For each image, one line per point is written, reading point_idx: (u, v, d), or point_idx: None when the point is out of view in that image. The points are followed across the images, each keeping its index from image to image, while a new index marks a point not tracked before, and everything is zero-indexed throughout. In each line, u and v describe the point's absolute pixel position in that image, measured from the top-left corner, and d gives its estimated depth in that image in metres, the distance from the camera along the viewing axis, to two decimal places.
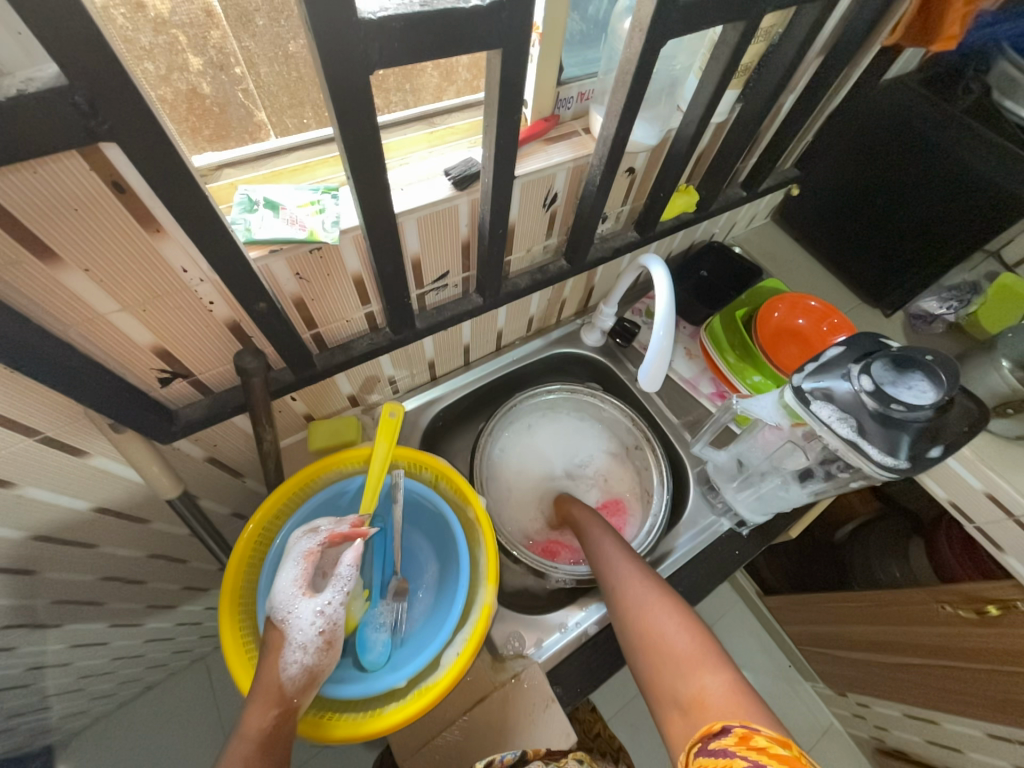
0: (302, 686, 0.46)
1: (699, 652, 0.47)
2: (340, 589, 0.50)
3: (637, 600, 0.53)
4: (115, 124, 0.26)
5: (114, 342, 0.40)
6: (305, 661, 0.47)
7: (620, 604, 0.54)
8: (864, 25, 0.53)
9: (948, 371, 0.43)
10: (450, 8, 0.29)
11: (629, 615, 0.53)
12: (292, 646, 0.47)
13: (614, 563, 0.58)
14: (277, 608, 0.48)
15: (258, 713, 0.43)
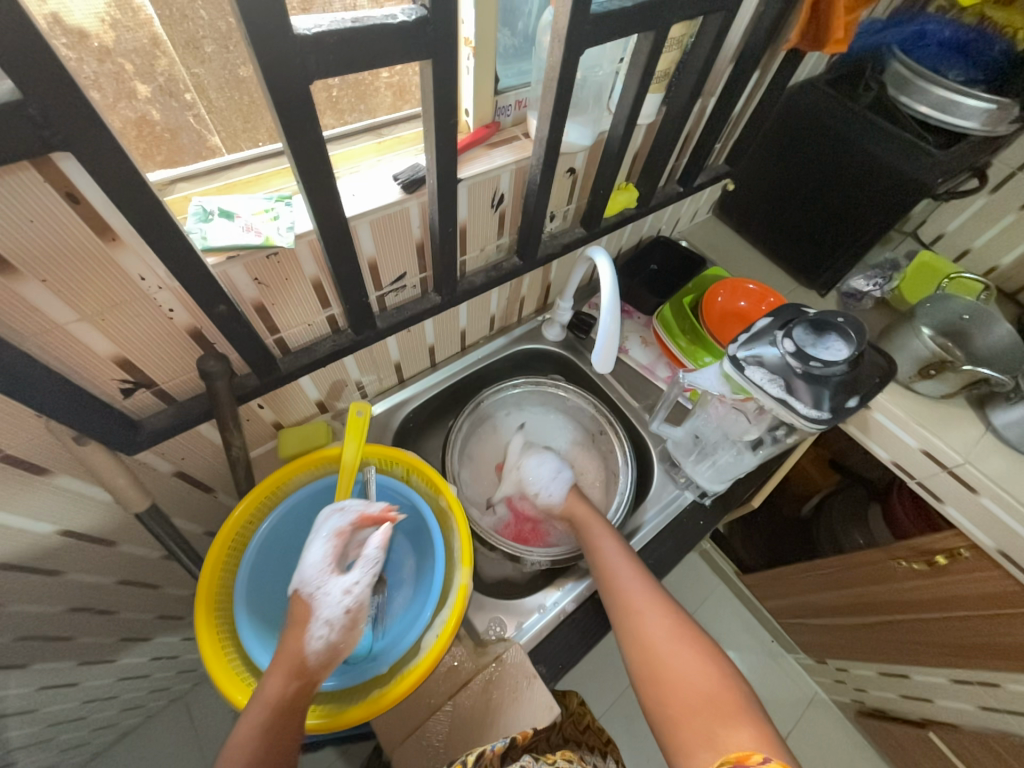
0: (323, 660, 0.48)
1: (731, 695, 0.48)
2: (365, 572, 0.51)
3: (667, 636, 0.53)
4: (67, 135, 0.28)
5: (75, 354, 0.41)
6: (327, 636, 0.49)
7: (644, 638, 0.54)
8: (765, 32, 0.59)
9: (858, 330, 0.49)
10: (379, 24, 0.33)
11: (656, 651, 0.53)
12: (318, 620, 0.49)
13: (638, 592, 0.57)
14: (306, 583, 0.51)
15: (280, 682, 0.46)
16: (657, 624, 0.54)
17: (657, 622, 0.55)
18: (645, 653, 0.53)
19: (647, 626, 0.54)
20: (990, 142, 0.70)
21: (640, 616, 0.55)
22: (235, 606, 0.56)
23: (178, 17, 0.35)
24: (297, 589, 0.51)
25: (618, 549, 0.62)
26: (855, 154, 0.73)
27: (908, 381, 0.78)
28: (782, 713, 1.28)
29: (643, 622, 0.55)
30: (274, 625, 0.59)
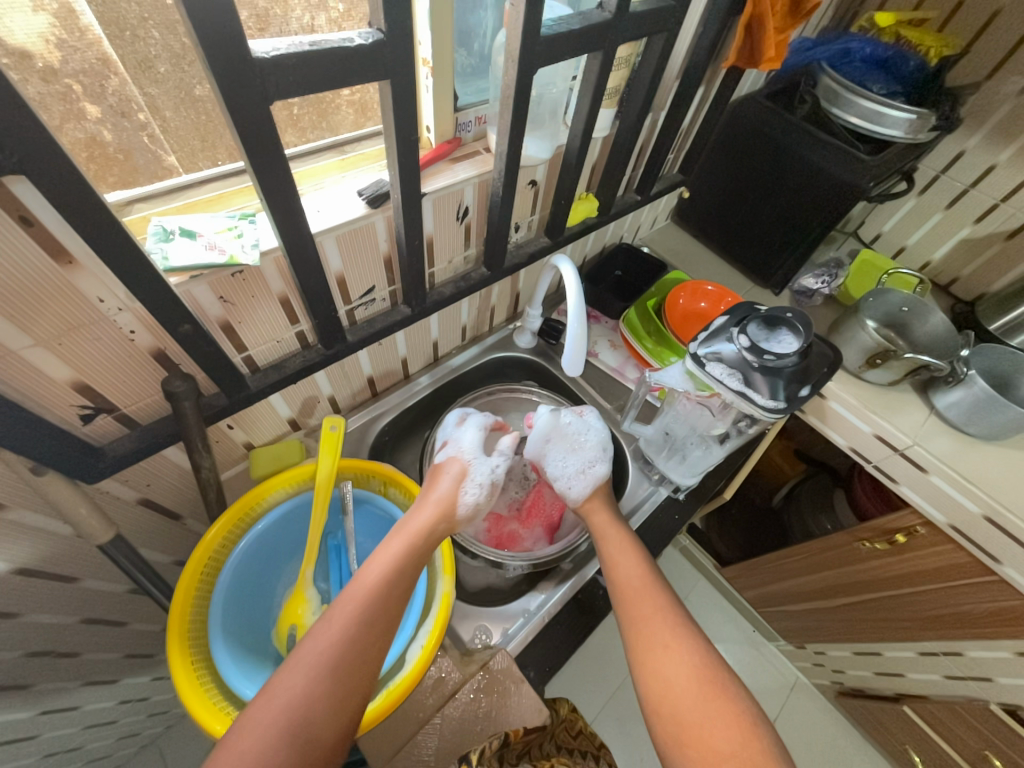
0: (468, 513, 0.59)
1: (754, 747, 0.45)
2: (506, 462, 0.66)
3: (689, 673, 0.49)
4: (22, 156, 0.28)
5: (28, 380, 0.39)
6: (477, 493, 0.60)
7: (664, 674, 0.50)
8: (705, 52, 0.64)
9: (804, 324, 0.53)
10: (337, 46, 0.34)
11: (677, 690, 0.48)
12: (472, 478, 0.61)
13: (659, 620, 0.53)
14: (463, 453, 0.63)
15: (437, 517, 0.56)
16: (679, 658, 0.50)
17: (681, 656, 0.50)
18: (665, 692, 0.49)
19: (669, 661, 0.50)
20: (914, 149, 0.76)
21: (660, 648, 0.51)
22: (210, 635, 0.54)
23: (129, 38, 0.36)
24: (448, 458, 0.63)
25: (638, 569, 0.58)
26: (796, 161, 0.78)
27: (859, 371, 0.83)
28: (767, 701, 1.31)
29: (665, 657, 0.50)
30: (252, 650, 0.57)
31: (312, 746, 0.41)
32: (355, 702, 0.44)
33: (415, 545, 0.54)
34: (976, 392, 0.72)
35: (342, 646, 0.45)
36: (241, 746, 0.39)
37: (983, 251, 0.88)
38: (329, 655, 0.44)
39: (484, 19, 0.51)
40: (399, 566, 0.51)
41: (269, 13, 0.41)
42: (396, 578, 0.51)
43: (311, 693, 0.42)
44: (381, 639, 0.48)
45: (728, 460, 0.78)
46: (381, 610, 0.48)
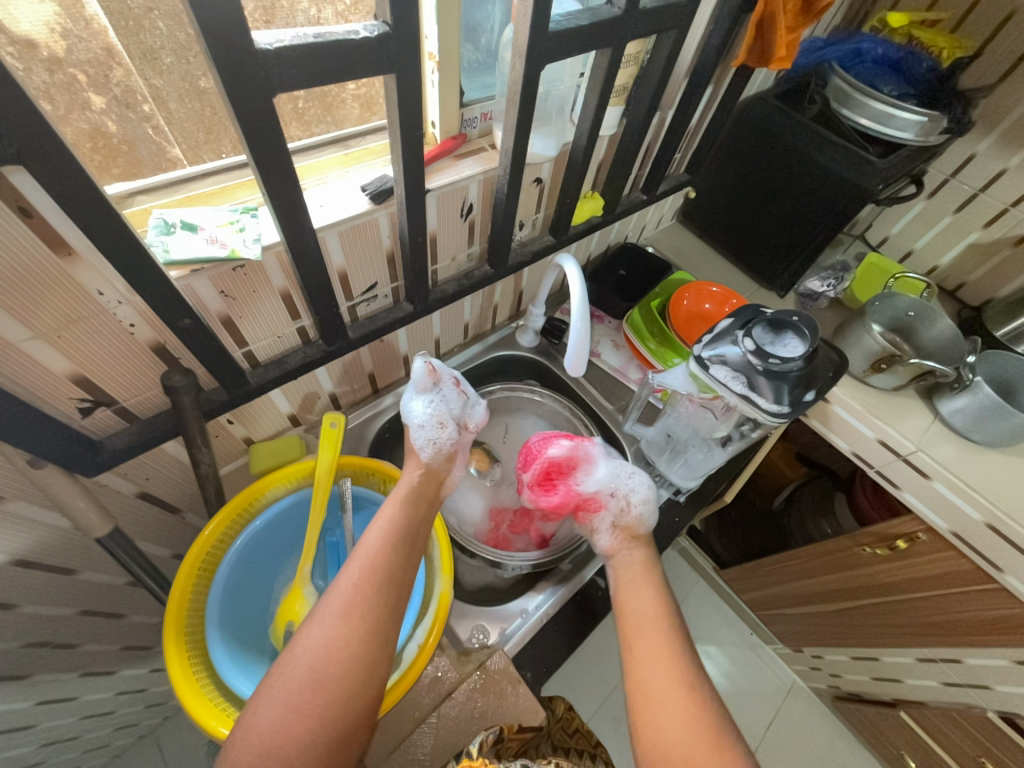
0: (433, 455, 0.60)
1: None
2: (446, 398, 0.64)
3: (708, 720, 0.44)
4: (21, 146, 0.27)
5: (27, 372, 0.39)
6: (426, 437, 0.60)
7: (684, 721, 0.44)
8: (714, 50, 0.63)
9: (811, 327, 0.52)
10: (341, 38, 0.33)
11: (697, 738, 0.43)
12: (416, 428, 0.61)
13: (678, 659, 0.48)
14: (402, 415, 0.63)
15: (406, 471, 0.59)
16: (699, 702, 0.45)
17: (699, 701, 0.45)
18: (683, 739, 0.43)
19: (688, 705, 0.45)
20: (925, 151, 0.75)
21: (678, 689, 0.46)
22: (206, 629, 0.54)
23: (135, 29, 0.35)
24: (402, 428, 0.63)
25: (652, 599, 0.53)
26: (804, 162, 0.77)
27: (863, 375, 0.82)
28: (763, 703, 1.31)
29: (684, 700, 0.45)
30: (250, 646, 0.57)
31: (334, 690, 0.42)
32: (375, 648, 0.45)
33: (406, 501, 0.54)
34: (981, 399, 0.72)
35: (352, 596, 0.46)
36: (273, 691, 0.42)
37: (992, 256, 0.87)
38: (341, 604, 0.46)
39: (491, 13, 0.51)
40: (395, 521, 0.52)
41: (275, 5, 0.40)
42: (398, 533, 0.52)
43: (327, 641, 0.44)
44: (388, 587, 0.48)
45: (729, 463, 0.78)
46: (385, 562, 0.49)
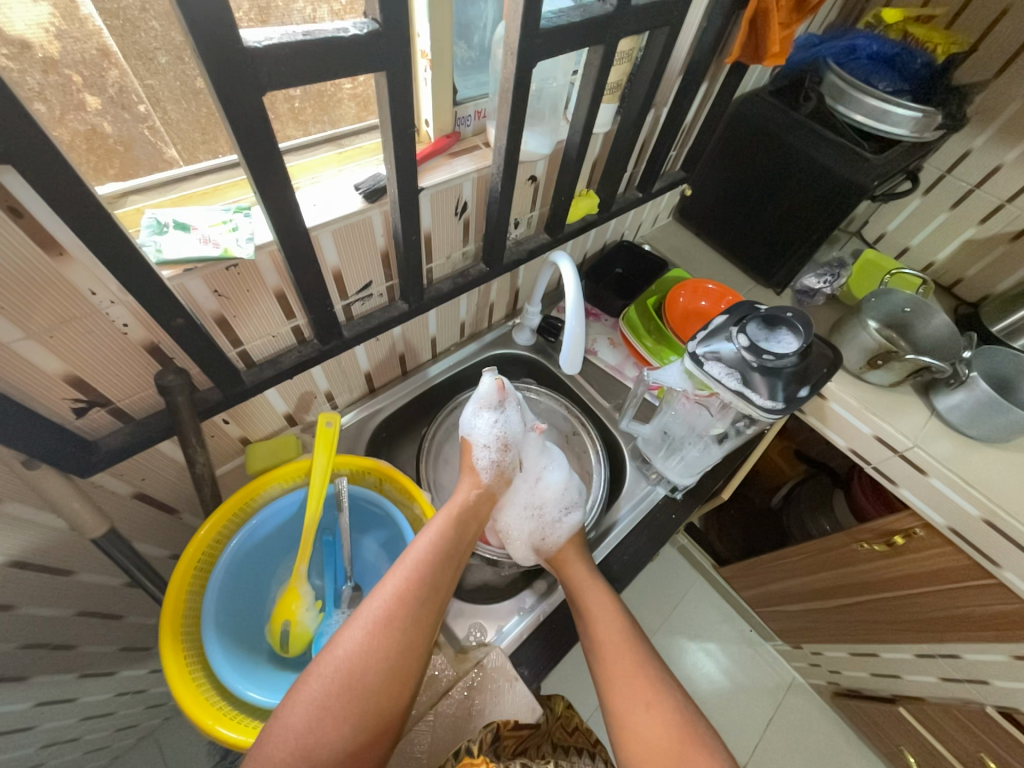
0: (493, 478, 0.63)
1: None
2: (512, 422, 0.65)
3: (668, 731, 0.49)
4: (9, 145, 0.27)
5: (20, 373, 0.39)
6: (489, 458, 0.63)
7: (645, 735, 0.50)
8: (708, 47, 0.63)
9: (805, 323, 0.52)
10: (330, 36, 0.33)
11: (658, 752, 0.48)
12: (479, 445, 0.63)
13: (639, 677, 0.53)
14: (465, 428, 0.65)
15: (462, 488, 0.61)
16: (660, 717, 0.50)
17: (661, 715, 0.50)
18: (646, 754, 0.49)
19: (650, 720, 0.50)
20: (919, 148, 0.75)
21: (640, 706, 0.51)
22: (202, 629, 0.54)
23: (130, 30, 0.35)
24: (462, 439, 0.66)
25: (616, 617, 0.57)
26: (800, 159, 0.77)
27: (860, 372, 0.82)
28: (763, 700, 1.31)
29: (645, 717, 0.50)
30: (246, 646, 0.57)
31: (368, 697, 0.45)
32: (411, 661, 0.47)
33: (457, 519, 0.56)
34: (977, 395, 0.72)
35: (395, 608, 0.48)
36: (308, 690, 0.45)
37: (988, 252, 0.87)
38: (382, 614, 0.48)
39: (484, 10, 0.50)
40: (444, 536, 0.54)
41: (270, 4, 0.40)
42: (443, 551, 0.53)
43: (365, 649, 0.46)
44: (431, 604, 0.50)
45: (726, 460, 0.78)
46: (428, 576, 0.51)
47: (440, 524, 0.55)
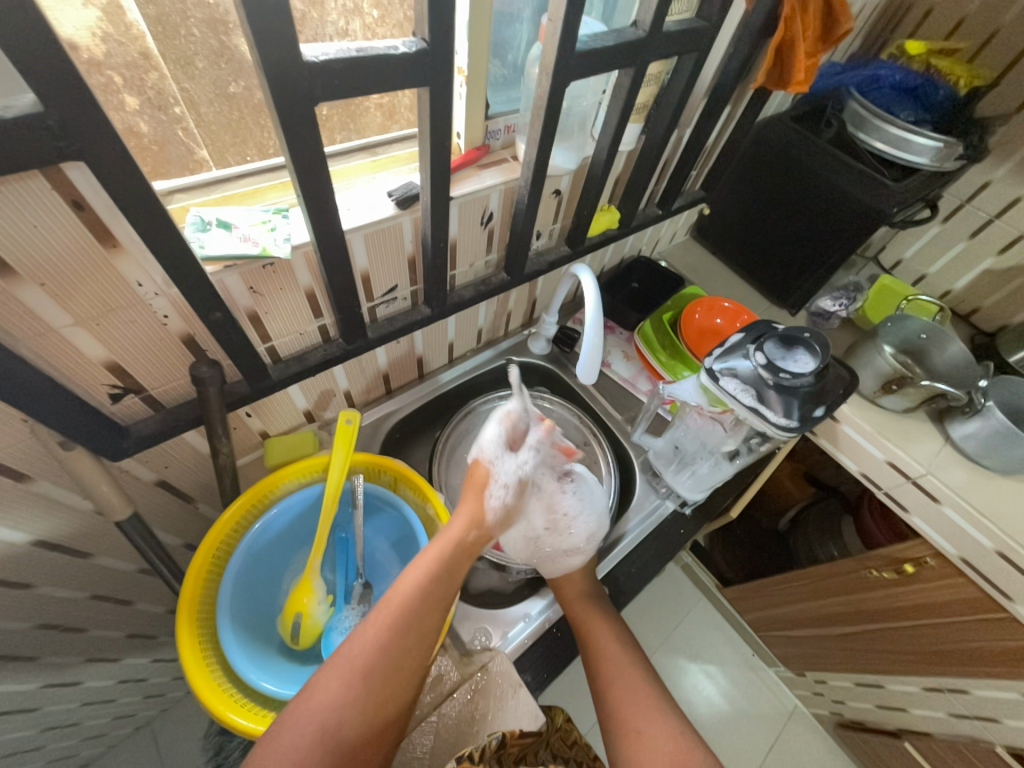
0: (498, 519, 0.57)
1: None
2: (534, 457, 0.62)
3: (669, 746, 0.51)
4: (84, 145, 0.29)
5: (65, 357, 0.41)
6: (503, 497, 0.58)
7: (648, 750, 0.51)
8: (733, 72, 0.64)
9: (822, 344, 0.53)
10: (381, 54, 0.35)
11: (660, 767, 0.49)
12: (498, 481, 0.58)
13: (641, 694, 0.55)
14: (485, 453, 0.60)
15: (458, 523, 0.54)
16: (662, 732, 0.52)
17: (664, 731, 0.52)
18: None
19: (651, 739, 0.51)
20: (941, 177, 0.77)
21: (642, 724, 0.53)
22: (217, 615, 0.55)
23: (171, 33, 0.38)
24: (473, 457, 0.60)
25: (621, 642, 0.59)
26: (820, 183, 0.78)
27: (874, 395, 0.82)
28: (763, 728, 1.29)
29: (647, 735, 0.52)
30: (257, 637, 0.58)
31: (342, 753, 0.42)
32: (391, 709, 0.45)
33: (447, 557, 0.52)
34: (993, 424, 0.72)
35: (377, 655, 0.46)
36: (280, 742, 0.41)
37: (1007, 283, 0.88)
38: (363, 663, 0.45)
39: (520, 33, 0.53)
40: (431, 576, 0.51)
41: (306, 15, 0.43)
42: (431, 593, 0.50)
43: (345, 700, 0.43)
44: (416, 651, 0.48)
45: (736, 477, 0.78)
46: (414, 624, 0.48)
47: (434, 567, 0.51)
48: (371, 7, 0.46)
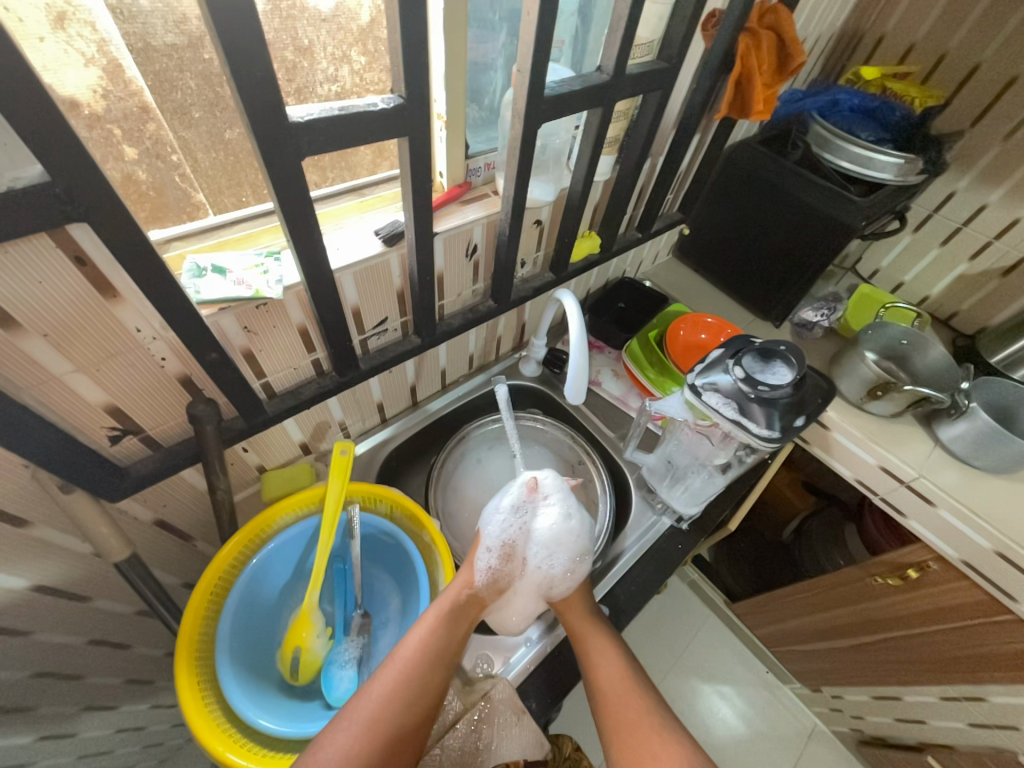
0: (486, 582, 0.59)
1: None
2: (522, 516, 0.63)
3: None
4: (87, 208, 0.31)
5: (66, 403, 0.42)
6: (489, 561, 0.60)
7: None
8: (698, 103, 0.68)
9: (798, 356, 0.55)
10: (362, 111, 0.38)
11: None
12: (484, 546, 0.62)
13: (645, 727, 0.54)
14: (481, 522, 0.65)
15: (456, 581, 0.58)
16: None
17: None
18: None
19: None
20: (905, 190, 0.80)
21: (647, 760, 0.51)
22: (217, 654, 0.55)
23: (167, 88, 0.40)
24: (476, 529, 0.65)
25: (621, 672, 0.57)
26: (791, 202, 0.82)
27: (861, 402, 0.84)
28: (783, 750, 1.25)
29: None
30: (256, 674, 0.57)
31: None
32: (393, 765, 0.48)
33: (449, 614, 0.56)
34: (979, 425, 0.73)
35: (382, 709, 0.50)
36: None
37: (981, 287, 0.91)
38: (369, 716, 0.49)
39: (495, 79, 0.57)
40: (434, 634, 0.55)
41: (297, 65, 0.46)
42: (434, 648, 0.54)
43: (350, 752, 0.47)
44: (418, 707, 0.51)
45: (731, 489, 0.79)
46: (418, 680, 0.52)
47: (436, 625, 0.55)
48: (358, 55, 0.49)
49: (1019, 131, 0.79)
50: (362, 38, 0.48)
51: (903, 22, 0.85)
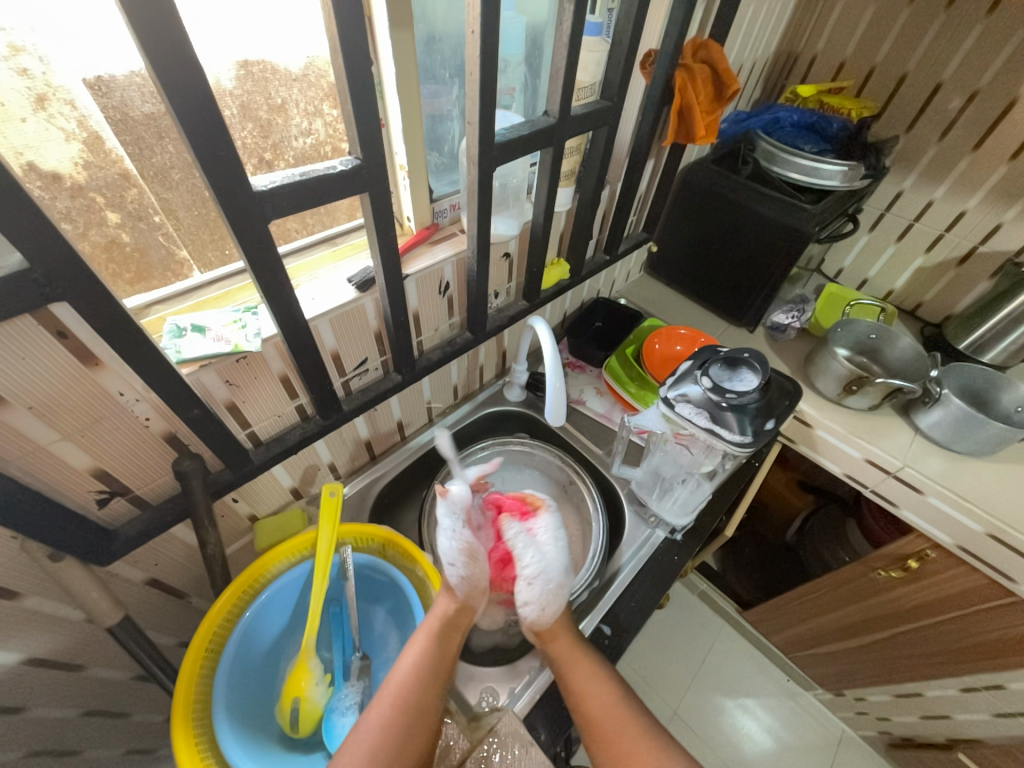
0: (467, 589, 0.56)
1: None
2: (457, 520, 0.58)
3: None
4: (66, 290, 0.33)
5: (53, 472, 0.43)
6: (458, 573, 0.56)
7: None
8: (645, 132, 0.73)
9: (761, 361, 0.57)
10: (323, 173, 0.41)
11: None
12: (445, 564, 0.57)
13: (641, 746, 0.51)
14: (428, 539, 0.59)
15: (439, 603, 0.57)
16: None
17: None
18: None
19: None
20: (853, 194, 0.85)
21: None
22: (214, 708, 0.54)
23: (145, 154, 0.43)
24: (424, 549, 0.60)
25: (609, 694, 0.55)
26: (747, 214, 0.86)
27: (839, 398, 0.85)
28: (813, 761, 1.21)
29: None
30: (254, 728, 0.56)
31: None
32: None
33: (439, 632, 0.55)
34: (953, 411, 0.75)
35: (380, 739, 0.48)
36: None
37: (940, 278, 0.95)
38: (367, 748, 0.48)
39: (451, 127, 0.61)
40: (425, 656, 0.54)
41: (271, 122, 0.48)
42: (429, 670, 0.53)
43: None
44: (417, 733, 0.50)
45: (723, 496, 0.80)
46: (414, 705, 0.51)
47: (430, 646, 0.54)
48: (330, 108, 0.53)
49: (951, 130, 0.84)
50: (332, 93, 0.52)
51: (832, 40, 0.92)
